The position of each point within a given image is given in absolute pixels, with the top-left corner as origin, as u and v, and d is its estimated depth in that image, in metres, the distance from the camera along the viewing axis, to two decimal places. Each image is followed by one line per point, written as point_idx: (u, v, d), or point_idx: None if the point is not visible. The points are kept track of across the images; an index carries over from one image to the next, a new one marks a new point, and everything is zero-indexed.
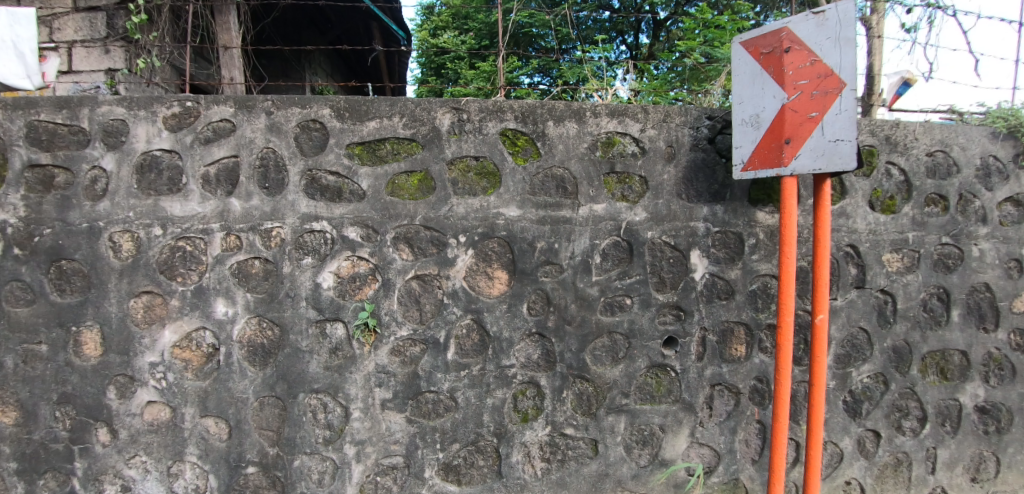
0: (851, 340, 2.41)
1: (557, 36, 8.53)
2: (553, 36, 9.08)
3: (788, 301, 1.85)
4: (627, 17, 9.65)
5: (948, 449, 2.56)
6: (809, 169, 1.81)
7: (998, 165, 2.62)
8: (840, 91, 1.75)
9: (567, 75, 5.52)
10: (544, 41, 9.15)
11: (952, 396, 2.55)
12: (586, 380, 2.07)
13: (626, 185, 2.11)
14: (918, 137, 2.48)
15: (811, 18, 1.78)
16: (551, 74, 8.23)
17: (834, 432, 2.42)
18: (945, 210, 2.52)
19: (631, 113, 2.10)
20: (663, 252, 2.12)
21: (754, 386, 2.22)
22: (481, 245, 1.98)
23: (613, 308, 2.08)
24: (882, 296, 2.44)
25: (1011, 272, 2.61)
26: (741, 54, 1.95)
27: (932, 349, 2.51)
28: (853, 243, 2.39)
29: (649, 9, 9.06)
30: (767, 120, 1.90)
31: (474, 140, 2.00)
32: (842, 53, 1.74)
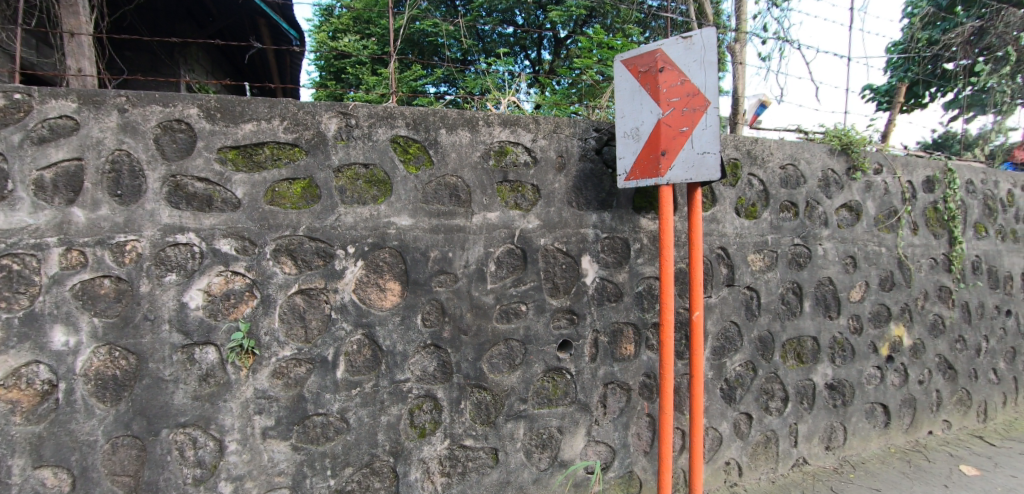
0: (724, 333, 2.64)
1: (461, 48, 8.59)
2: (457, 47, 9.10)
3: (668, 301, 1.99)
4: (529, 33, 9.97)
5: (806, 424, 2.90)
6: (681, 179, 1.95)
7: (835, 176, 3.04)
8: (706, 109, 1.92)
9: (472, 85, 5.56)
10: (449, 52, 9.14)
11: (808, 378, 2.89)
12: (484, 388, 2.06)
13: (519, 193, 2.14)
14: (773, 152, 2.80)
15: (680, 42, 1.95)
16: (456, 84, 8.24)
17: (714, 418, 2.61)
18: (796, 215, 2.86)
19: (523, 123, 2.15)
20: (556, 258, 2.18)
21: (643, 382, 2.35)
22: (371, 255, 1.90)
23: (508, 315, 2.09)
24: (749, 292, 2.70)
25: (847, 267, 3.04)
26: (622, 72, 2.09)
27: (790, 337, 2.83)
28: (724, 245, 2.62)
29: (550, 26, 9.41)
30: (645, 133, 2.03)
31: (363, 147, 1.92)
32: (706, 74, 1.92)
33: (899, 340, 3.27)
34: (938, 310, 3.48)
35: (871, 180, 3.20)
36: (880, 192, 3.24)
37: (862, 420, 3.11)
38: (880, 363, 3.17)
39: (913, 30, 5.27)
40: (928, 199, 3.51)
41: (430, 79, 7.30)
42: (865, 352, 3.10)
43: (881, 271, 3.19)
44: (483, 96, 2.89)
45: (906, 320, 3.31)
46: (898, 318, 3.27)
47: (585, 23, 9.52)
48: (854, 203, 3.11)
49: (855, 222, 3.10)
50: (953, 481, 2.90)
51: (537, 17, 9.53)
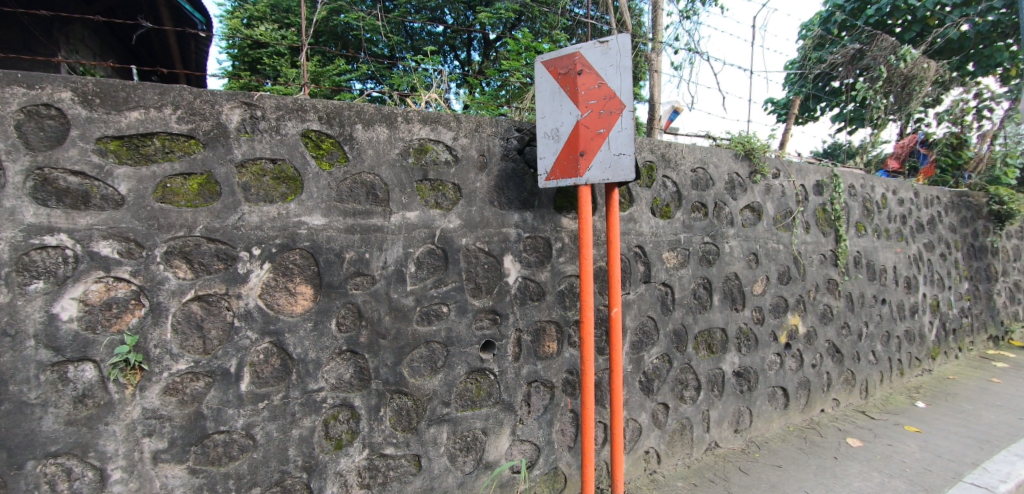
0: (642, 327, 2.73)
1: (387, 44, 8.36)
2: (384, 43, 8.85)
3: (588, 298, 2.03)
4: (458, 33, 9.88)
5: (717, 410, 3.07)
6: (599, 180, 1.99)
7: (739, 179, 3.26)
8: (621, 111, 1.98)
9: (400, 82, 5.44)
10: (376, 47, 8.86)
11: (717, 367, 3.07)
12: (405, 394, 1.99)
13: (440, 192, 2.09)
14: (685, 156, 2.95)
15: (597, 46, 2.01)
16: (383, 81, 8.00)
17: (634, 410, 2.69)
18: (706, 215, 3.03)
19: (443, 121, 2.10)
20: (478, 258, 2.15)
21: (566, 379, 2.39)
22: (279, 257, 1.77)
23: (429, 317, 2.04)
24: (664, 288, 2.81)
25: (751, 263, 3.26)
26: (543, 73, 2.11)
27: (701, 329, 2.99)
28: (640, 244, 2.71)
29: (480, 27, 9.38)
30: (565, 134, 2.05)
31: (270, 141, 1.78)
32: (621, 79, 1.98)
33: (795, 328, 3.56)
34: (828, 300, 3.84)
35: (770, 183, 3.46)
36: (778, 194, 3.51)
37: (765, 403, 3.36)
38: (780, 349, 3.44)
39: (806, 50, 5.83)
40: (819, 201, 3.85)
41: (355, 74, 7.03)
42: (766, 341, 3.35)
43: (779, 266, 3.46)
44: (409, 94, 2.83)
45: (801, 309, 3.61)
46: (794, 308, 3.56)
47: (512, 26, 9.59)
48: (756, 204, 3.35)
49: (757, 221, 3.34)
50: (841, 453, 3.20)
51: (467, 18, 9.48)
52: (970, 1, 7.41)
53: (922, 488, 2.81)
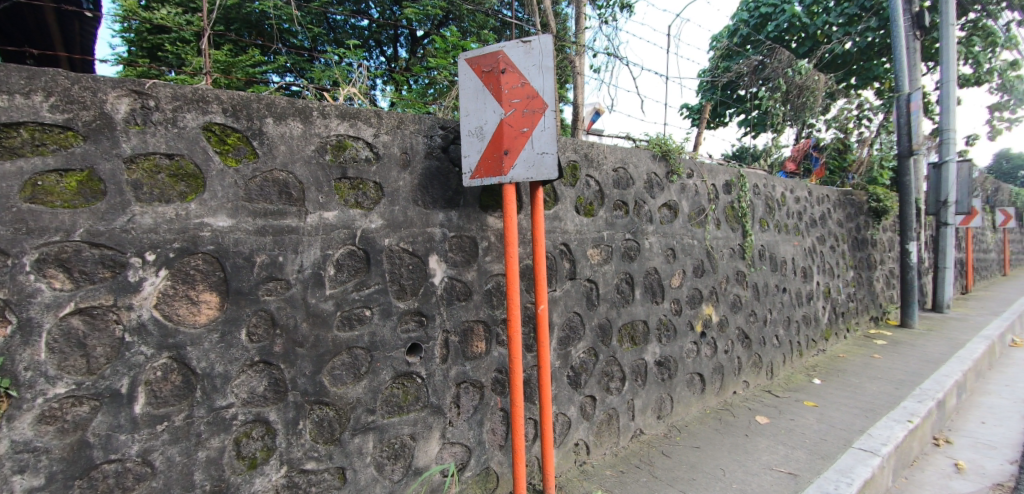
0: (569, 323, 2.76)
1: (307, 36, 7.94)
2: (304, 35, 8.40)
3: (515, 296, 2.03)
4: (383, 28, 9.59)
5: (641, 399, 3.19)
6: (523, 178, 1.99)
7: (657, 179, 3.40)
8: (544, 111, 1.99)
9: (321, 77, 5.19)
10: (295, 39, 8.39)
11: (640, 357, 3.19)
12: (326, 404, 1.88)
13: (360, 191, 1.99)
14: (606, 156, 3.03)
15: (520, 46, 2.01)
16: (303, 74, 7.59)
17: (563, 404, 2.72)
18: (627, 213, 3.13)
19: (363, 117, 2.02)
20: (401, 259, 2.08)
21: (495, 377, 2.37)
22: (178, 262, 1.61)
23: (351, 322, 1.94)
24: (589, 284, 2.87)
25: (669, 258, 3.42)
26: (466, 70, 2.07)
27: (624, 322, 3.09)
28: (566, 241, 2.73)
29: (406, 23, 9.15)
30: (489, 132, 2.03)
31: (166, 134, 1.62)
32: (544, 78, 1.99)
33: (709, 317, 3.78)
34: (737, 290, 4.11)
35: (685, 182, 3.65)
36: (692, 192, 3.70)
37: (684, 389, 3.53)
38: (696, 338, 3.63)
39: (715, 59, 6.25)
40: (728, 199, 4.12)
41: (271, 66, 6.62)
42: (684, 330, 3.52)
43: (694, 259, 3.65)
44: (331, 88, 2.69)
45: (714, 300, 3.84)
46: (708, 299, 3.78)
47: (440, 24, 9.46)
48: (673, 202, 3.51)
49: (673, 219, 3.50)
50: (752, 430, 3.43)
51: (392, 13, 9.21)
52: (852, 22, 8.28)
53: (819, 456, 3.08)
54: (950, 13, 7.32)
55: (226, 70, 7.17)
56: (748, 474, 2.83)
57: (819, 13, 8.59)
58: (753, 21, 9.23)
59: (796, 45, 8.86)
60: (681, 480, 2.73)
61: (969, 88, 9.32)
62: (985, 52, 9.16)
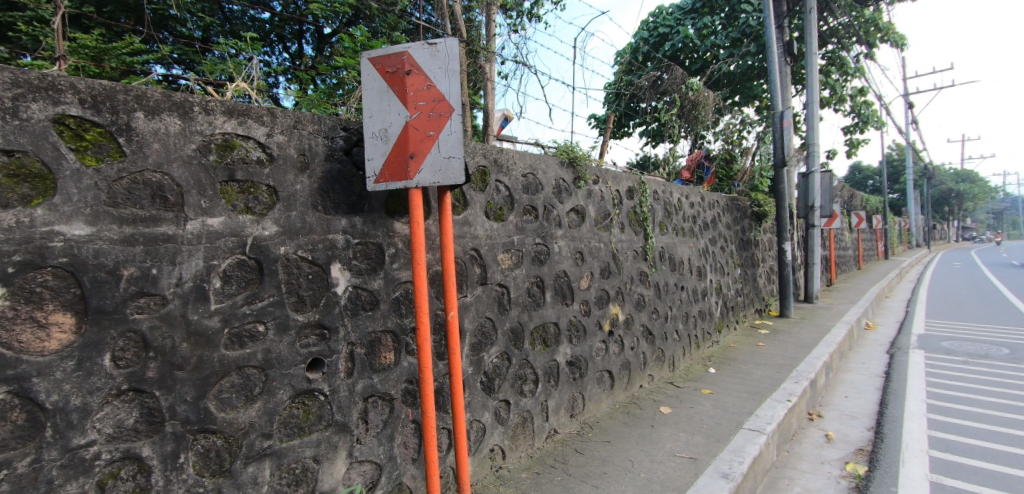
0: (481, 329, 2.71)
1: (197, 24, 7.25)
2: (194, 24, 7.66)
3: (423, 303, 1.95)
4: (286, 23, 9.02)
5: (554, 400, 3.23)
6: (429, 183, 1.93)
7: (565, 184, 3.48)
8: (450, 115, 1.95)
9: (213, 69, 4.74)
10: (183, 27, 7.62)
11: (552, 359, 3.22)
12: (213, 432, 1.69)
13: (250, 195, 1.82)
14: (515, 161, 3.04)
15: (425, 48, 1.95)
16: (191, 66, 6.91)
17: (477, 411, 2.67)
18: (536, 218, 3.16)
19: (254, 115, 1.85)
20: (300, 268, 1.92)
21: (405, 389, 2.28)
22: (20, 279, 1.36)
23: (242, 339, 1.77)
24: (500, 288, 2.84)
25: (577, 261, 3.51)
26: (369, 70, 1.97)
27: (536, 325, 3.11)
28: (476, 246, 2.69)
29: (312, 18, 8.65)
30: (394, 135, 1.95)
31: (3, 126, 1.36)
32: (450, 82, 1.95)
33: (616, 317, 3.93)
34: (641, 290, 4.32)
35: (590, 188, 3.76)
36: (598, 198, 3.83)
37: (595, 386, 3.63)
38: (605, 336, 3.76)
39: (618, 73, 6.56)
40: (631, 204, 4.32)
41: (154, 56, 5.96)
42: (593, 330, 3.63)
43: (601, 262, 3.78)
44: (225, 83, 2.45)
45: (620, 299, 4.00)
46: (614, 299, 3.93)
47: (349, 22, 9.06)
48: (580, 207, 3.61)
49: (581, 222, 3.60)
50: (656, 421, 3.61)
51: (297, 6, 8.68)
52: (737, 44, 9.09)
53: (715, 440, 3.30)
54: (813, 42, 8.24)
55: (98, 58, 6.35)
56: (653, 463, 2.96)
57: (708, 35, 9.31)
58: (652, 39, 9.80)
59: (689, 63, 9.56)
60: (593, 475, 2.79)
61: (830, 109, 10.58)
62: (840, 79, 10.45)
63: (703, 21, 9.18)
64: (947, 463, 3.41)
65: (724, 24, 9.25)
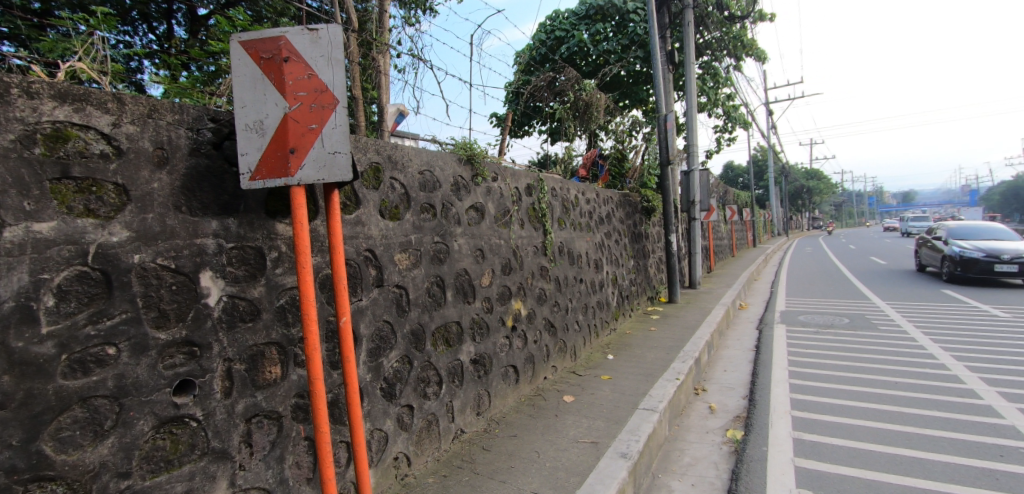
0: (379, 333, 2.56)
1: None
2: None
3: (311, 310, 1.80)
4: None
5: (459, 399, 3.17)
6: (313, 179, 1.78)
7: (463, 182, 3.42)
8: (334, 107, 1.81)
9: (52, 46, 4.04)
10: None
11: (455, 359, 3.15)
12: (50, 479, 1.43)
13: (92, 195, 1.55)
14: (411, 158, 2.92)
15: (305, 33, 1.79)
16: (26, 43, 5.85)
17: (378, 419, 2.52)
18: (434, 216, 3.07)
19: (94, 100, 1.58)
20: (159, 278, 1.68)
21: (295, 404, 2.09)
22: None
23: (87, 365, 1.50)
24: (398, 290, 2.71)
25: (477, 258, 3.47)
26: (238, 53, 1.75)
27: (438, 325, 3.02)
28: (370, 247, 2.52)
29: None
30: (271, 127, 1.76)
31: None
32: (334, 72, 1.82)
33: (518, 312, 3.95)
34: (541, 284, 4.39)
35: (489, 185, 3.74)
36: (497, 195, 3.82)
37: (500, 381, 3.63)
38: (507, 332, 3.76)
39: (516, 73, 6.61)
40: (529, 201, 4.36)
41: None
42: (495, 326, 3.62)
43: (501, 258, 3.78)
44: (65, 62, 2.09)
45: (522, 294, 4.03)
46: (515, 294, 3.95)
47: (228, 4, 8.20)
48: (479, 204, 3.57)
49: (480, 220, 3.57)
50: (560, 410, 3.68)
51: None
52: (626, 49, 9.58)
53: (614, 422, 3.44)
54: (691, 52, 8.93)
55: None
56: (558, 451, 3.01)
57: (600, 41, 9.73)
58: (549, 42, 10.05)
59: (582, 66, 9.94)
60: (500, 472, 2.77)
61: (706, 113, 11.56)
62: (714, 86, 11.47)
63: (596, 27, 9.57)
64: (806, 420, 3.87)
65: (614, 31, 9.72)
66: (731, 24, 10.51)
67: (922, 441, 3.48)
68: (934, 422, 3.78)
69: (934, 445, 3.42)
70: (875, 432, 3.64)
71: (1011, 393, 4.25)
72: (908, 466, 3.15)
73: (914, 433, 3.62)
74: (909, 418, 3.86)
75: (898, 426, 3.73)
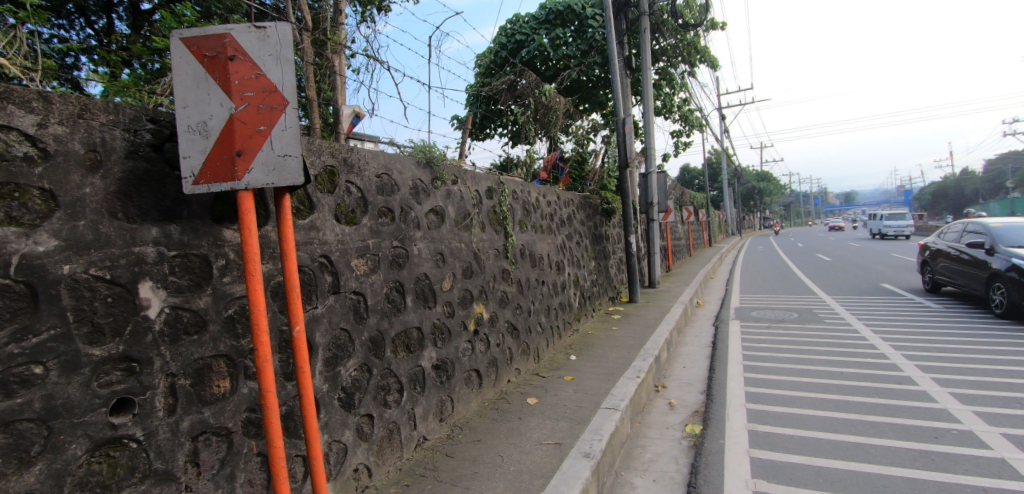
0: (335, 342, 2.47)
1: None
2: None
3: (262, 320, 1.72)
4: None
5: (421, 405, 3.11)
6: (261, 184, 1.71)
7: (422, 185, 3.36)
8: (284, 108, 1.75)
9: None
10: None
11: (416, 365, 3.09)
12: None
13: (14, 201, 1.44)
14: (368, 162, 2.85)
15: (252, 31, 1.72)
16: None
17: (336, 431, 2.43)
18: (392, 220, 3.00)
19: (16, 99, 1.46)
20: (93, 290, 1.56)
21: (247, 419, 1.99)
22: None
23: (9, 386, 1.39)
24: (356, 296, 2.63)
25: (437, 262, 3.42)
26: (179, 51, 1.66)
27: (398, 331, 2.95)
28: (325, 253, 2.44)
29: None
30: (216, 129, 1.67)
31: None
32: (283, 71, 1.75)
33: (480, 315, 3.92)
34: (503, 286, 4.37)
35: (449, 188, 3.70)
36: (457, 198, 3.78)
37: (462, 386, 3.58)
38: (469, 336, 3.72)
39: (477, 75, 6.59)
40: (490, 204, 4.34)
41: None
42: (457, 330, 3.57)
43: (462, 262, 3.74)
44: None
45: (483, 298, 4.00)
46: (477, 297, 3.91)
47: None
48: (439, 208, 3.53)
49: (440, 223, 3.52)
50: (523, 412, 3.67)
51: None
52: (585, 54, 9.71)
53: (577, 422, 3.45)
54: (647, 58, 9.14)
55: None
56: (522, 454, 3.00)
57: (560, 45, 9.83)
58: (509, 45, 10.06)
59: (543, 70, 10.01)
60: (464, 478, 2.73)
61: (662, 117, 11.84)
62: (670, 91, 11.79)
63: (555, 32, 9.66)
64: (761, 412, 3.99)
65: (573, 36, 9.85)
66: (685, 31, 10.83)
67: (865, 427, 3.65)
68: (876, 409, 3.98)
69: (876, 431, 3.59)
70: (823, 421, 3.80)
71: (943, 379, 4.53)
72: (854, 451, 3.30)
73: (858, 420, 3.79)
74: (854, 406, 4.04)
75: (843, 414, 3.91)
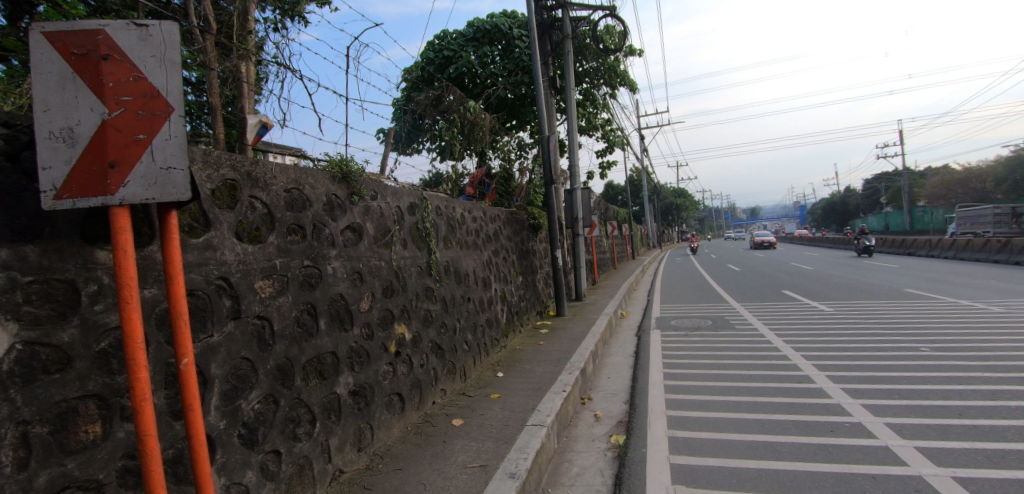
0: (234, 372, 2.24)
1: None
2: None
3: (139, 352, 1.51)
4: None
5: (337, 436, 2.90)
6: (140, 199, 1.52)
7: (337, 200, 3.19)
8: (168, 116, 1.58)
9: None
10: None
11: (330, 392, 2.90)
12: None
13: None
14: (275, 176, 2.66)
15: (131, 29, 1.54)
16: None
17: (236, 471, 2.19)
18: (303, 238, 2.81)
19: None
20: None
21: (123, 468, 1.74)
22: None
23: None
24: (259, 321, 2.41)
25: (354, 282, 3.24)
26: (40, 46, 1.44)
27: (309, 358, 2.74)
28: (223, 275, 2.22)
29: None
30: (84, 136, 1.47)
31: None
32: (169, 75, 1.58)
33: (402, 336, 3.76)
34: (427, 304, 4.25)
35: (367, 204, 3.55)
36: (376, 214, 3.63)
37: (383, 411, 3.40)
38: (390, 358, 3.55)
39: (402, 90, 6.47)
40: (412, 220, 4.21)
41: None
42: (376, 353, 3.40)
43: (382, 280, 3.58)
44: None
45: (405, 318, 3.85)
46: (398, 318, 3.76)
47: None
48: (356, 224, 3.36)
49: (357, 241, 3.36)
50: (448, 435, 3.55)
51: None
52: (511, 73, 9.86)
53: (503, 441, 3.38)
54: (571, 79, 9.37)
55: None
56: (445, 480, 2.87)
57: (488, 63, 9.93)
58: (437, 60, 9.97)
59: (470, 86, 10.05)
60: None
61: (587, 135, 12.22)
62: (593, 111, 12.21)
63: (482, 50, 9.76)
64: (680, 418, 4.13)
65: (500, 55, 10.00)
66: (607, 55, 11.32)
67: (774, 426, 3.86)
68: (782, 407, 4.23)
69: (782, 428, 3.81)
70: (736, 423, 3.97)
71: (837, 376, 4.92)
72: (763, 450, 3.47)
73: (766, 419, 4.01)
74: (762, 407, 4.28)
75: (753, 414, 4.12)
